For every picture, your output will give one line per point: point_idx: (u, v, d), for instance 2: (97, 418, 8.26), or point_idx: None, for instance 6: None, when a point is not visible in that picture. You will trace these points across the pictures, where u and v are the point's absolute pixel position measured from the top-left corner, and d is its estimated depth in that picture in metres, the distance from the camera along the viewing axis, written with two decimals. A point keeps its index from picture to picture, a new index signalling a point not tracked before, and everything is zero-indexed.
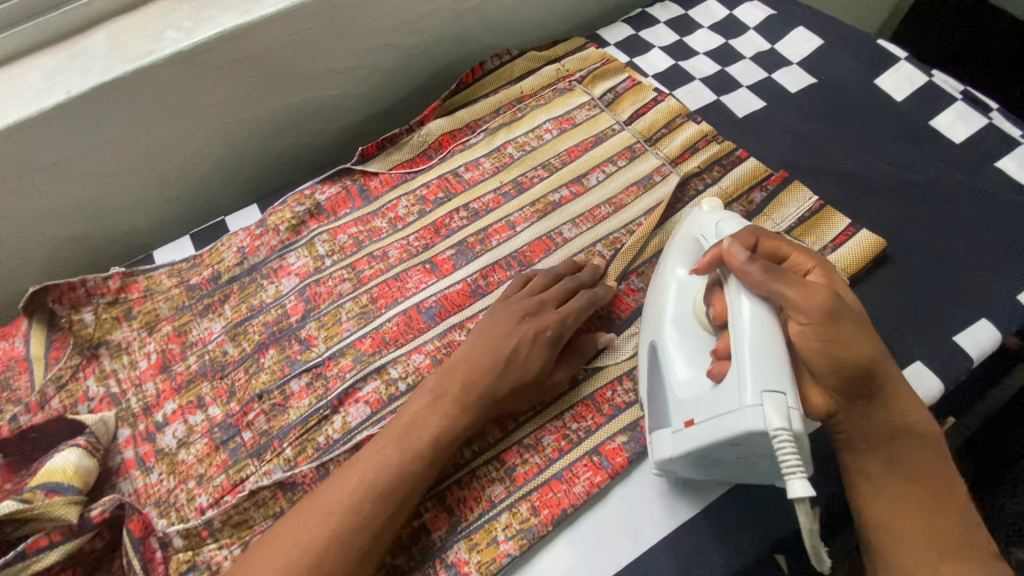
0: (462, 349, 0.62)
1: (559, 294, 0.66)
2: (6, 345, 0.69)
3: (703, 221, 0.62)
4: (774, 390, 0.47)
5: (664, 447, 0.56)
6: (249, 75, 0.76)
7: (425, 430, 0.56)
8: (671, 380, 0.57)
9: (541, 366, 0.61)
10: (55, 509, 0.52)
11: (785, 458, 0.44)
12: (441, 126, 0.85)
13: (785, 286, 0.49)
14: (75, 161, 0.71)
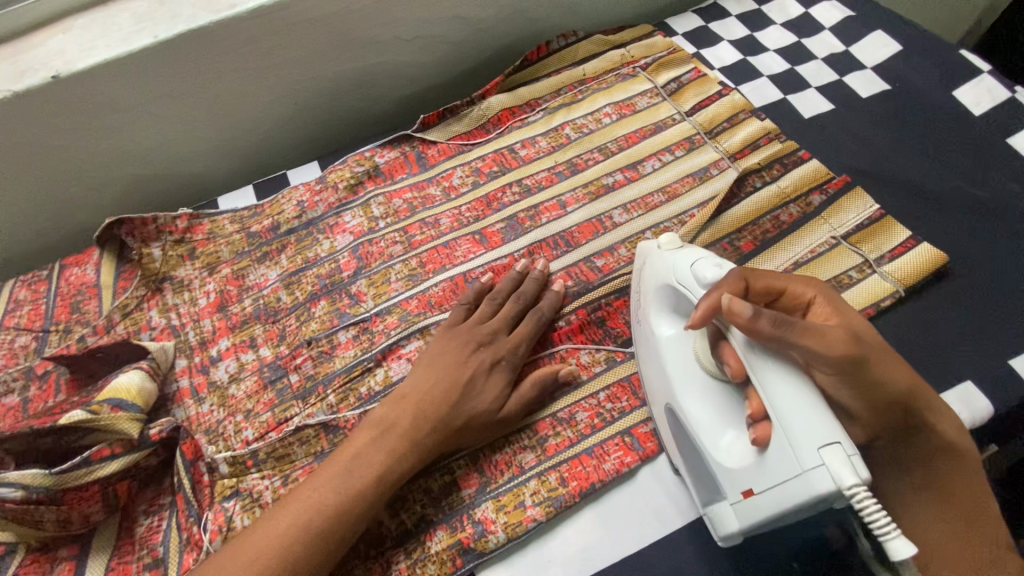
0: (408, 382, 0.61)
1: (507, 319, 0.66)
2: (79, 271, 0.75)
3: (676, 265, 0.58)
4: (831, 443, 0.43)
5: (726, 521, 0.51)
6: (323, 35, 0.78)
7: (368, 467, 0.55)
8: (710, 449, 0.52)
9: (498, 392, 0.61)
10: (119, 423, 0.56)
11: (875, 518, 0.40)
12: (502, 101, 0.86)
13: (802, 337, 0.45)
14: (155, 103, 0.75)
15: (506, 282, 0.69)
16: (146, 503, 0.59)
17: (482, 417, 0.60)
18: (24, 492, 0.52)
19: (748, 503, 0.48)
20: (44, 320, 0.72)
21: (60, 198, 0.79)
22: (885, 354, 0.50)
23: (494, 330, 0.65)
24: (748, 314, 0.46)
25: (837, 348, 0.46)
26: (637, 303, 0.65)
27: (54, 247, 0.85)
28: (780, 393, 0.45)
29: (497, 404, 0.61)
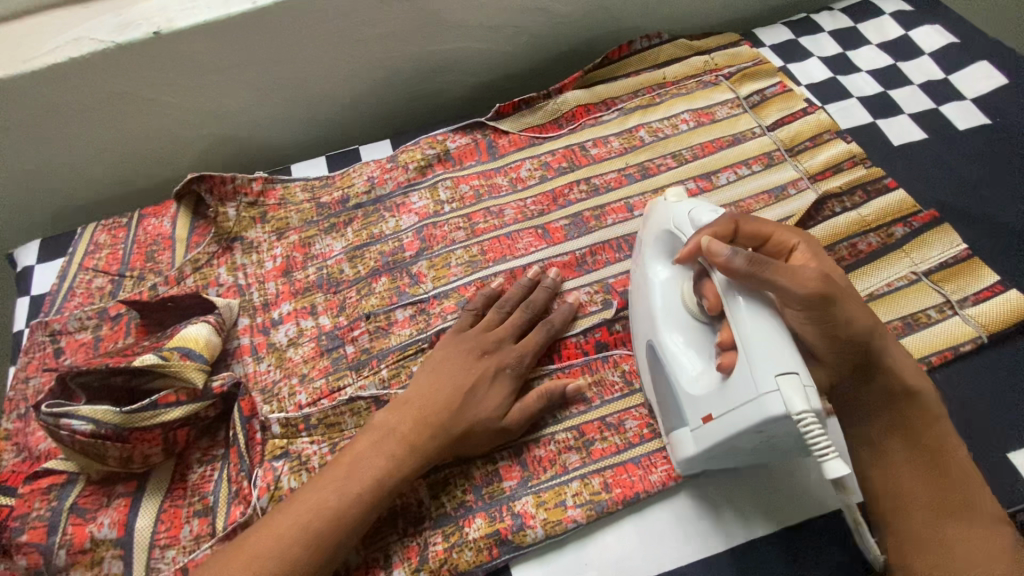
0: (414, 387, 0.60)
1: (515, 328, 0.65)
2: (156, 222, 0.78)
3: (674, 211, 0.61)
4: (789, 373, 0.46)
5: (685, 446, 0.55)
6: (411, 15, 0.78)
7: (368, 470, 0.54)
8: (679, 378, 0.56)
9: (501, 401, 0.60)
10: (188, 372, 0.58)
11: (815, 440, 0.44)
12: (578, 97, 0.85)
13: (776, 275, 0.48)
14: (244, 68, 0.77)
15: (517, 289, 0.68)
16: (200, 452, 0.61)
17: (484, 426, 0.59)
18: (94, 426, 0.54)
19: (706, 427, 0.52)
20: (120, 265, 0.75)
21: (145, 150, 0.83)
22: (849, 293, 0.53)
23: (501, 338, 0.64)
24: (724, 254, 0.50)
25: (809, 284, 0.49)
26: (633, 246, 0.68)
27: (135, 196, 0.89)
28: (749, 325, 0.48)
29: (500, 413, 0.60)
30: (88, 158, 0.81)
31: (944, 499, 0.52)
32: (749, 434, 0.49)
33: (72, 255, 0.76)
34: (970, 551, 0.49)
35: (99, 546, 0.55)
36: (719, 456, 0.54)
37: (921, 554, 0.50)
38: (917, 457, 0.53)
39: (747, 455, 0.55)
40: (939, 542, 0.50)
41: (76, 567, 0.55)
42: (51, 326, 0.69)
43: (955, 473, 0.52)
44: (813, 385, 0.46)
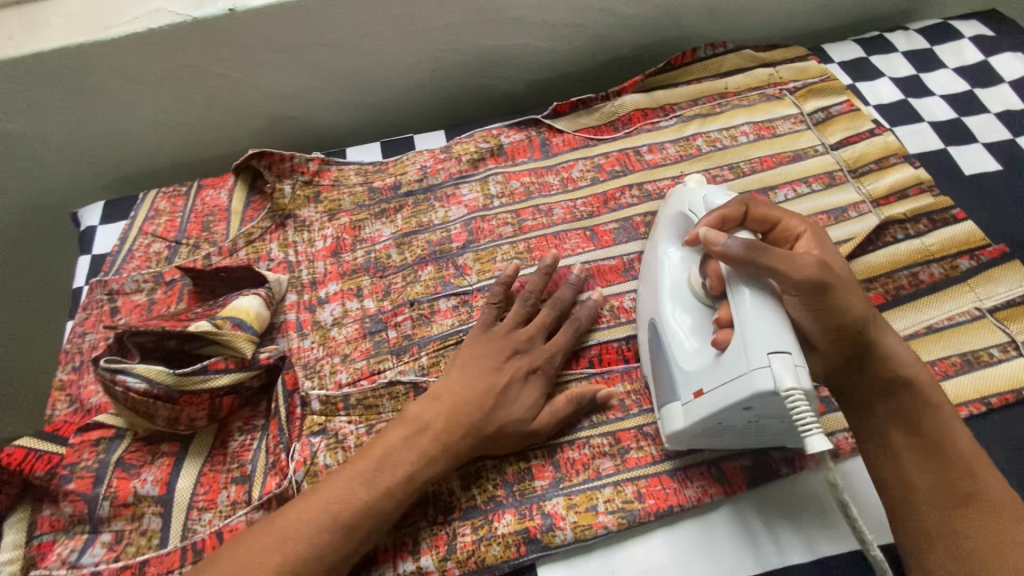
0: (445, 383, 0.60)
1: (544, 328, 0.64)
2: (214, 194, 0.80)
3: (691, 196, 0.63)
4: (781, 351, 0.47)
5: (674, 420, 0.56)
6: (477, 8, 0.79)
7: (399, 466, 0.54)
8: (678, 355, 0.57)
9: (533, 403, 0.60)
10: (238, 341, 0.60)
11: (801, 416, 0.46)
12: (636, 101, 0.84)
13: (773, 262, 0.49)
14: (310, 49, 0.78)
15: (541, 282, 0.66)
16: (242, 420, 0.63)
17: (516, 427, 0.58)
18: (147, 385, 0.56)
19: (697, 401, 0.53)
20: (177, 232, 0.77)
21: (208, 123, 0.85)
22: (844, 280, 0.53)
23: (530, 338, 0.63)
24: (722, 242, 0.50)
25: (802, 271, 0.49)
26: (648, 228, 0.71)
27: (193, 167, 0.92)
28: (746, 305, 0.49)
29: (531, 415, 0.59)
30: (154, 126, 0.84)
31: (953, 490, 0.50)
32: (738, 411, 0.50)
33: (133, 219, 0.78)
34: (987, 543, 0.47)
35: (141, 502, 0.57)
36: (707, 433, 0.55)
37: (935, 547, 0.49)
38: (921, 446, 0.52)
39: (734, 438, 0.56)
40: (954, 535, 0.48)
41: (117, 519, 0.57)
42: (110, 285, 0.71)
43: (961, 461, 0.51)
44: (804, 365, 0.47)
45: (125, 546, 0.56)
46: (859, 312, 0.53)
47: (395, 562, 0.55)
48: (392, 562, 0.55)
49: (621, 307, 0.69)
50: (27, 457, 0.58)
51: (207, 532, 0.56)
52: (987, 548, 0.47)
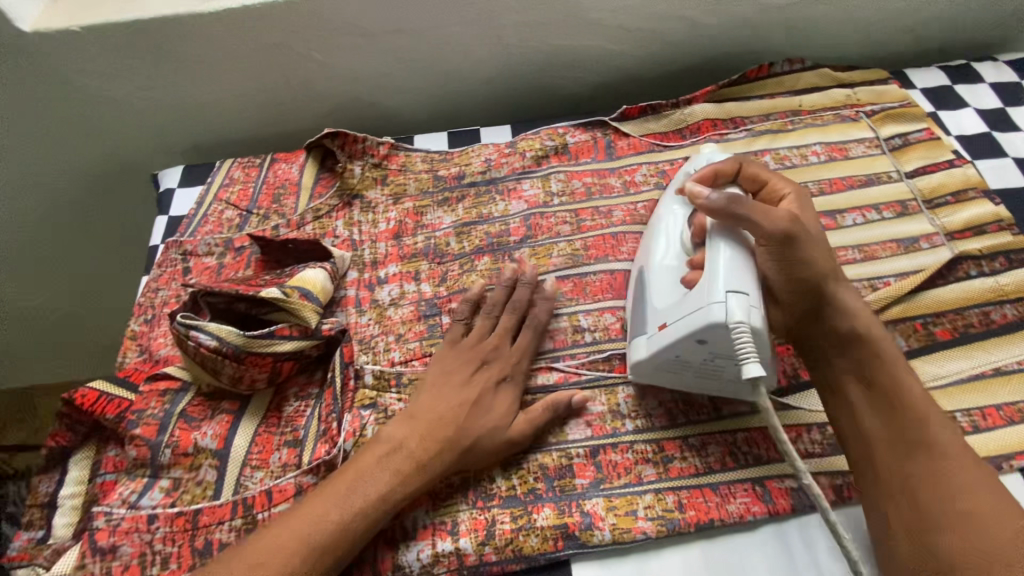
0: (417, 403, 0.61)
1: (507, 333, 0.66)
2: (286, 168, 0.83)
3: (696, 159, 0.67)
4: (738, 291, 0.53)
5: (638, 351, 0.62)
6: (556, 7, 0.80)
7: (374, 485, 0.54)
8: (652, 295, 0.62)
9: (507, 410, 0.61)
10: (305, 309, 0.62)
11: (743, 346, 0.52)
12: (706, 111, 0.84)
13: (750, 212, 0.56)
14: (389, 36, 0.80)
15: (497, 293, 0.68)
16: (298, 387, 0.66)
17: (491, 437, 0.59)
18: (218, 343, 0.59)
19: (659, 333, 0.59)
20: (249, 201, 0.80)
21: (285, 99, 0.88)
22: (813, 237, 0.59)
23: (496, 345, 0.65)
24: (707, 192, 0.57)
25: (776, 221, 0.56)
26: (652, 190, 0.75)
27: (266, 141, 0.95)
28: (719, 250, 0.55)
29: (506, 424, 0.60)
30: (235, 99, 0.88)
31: (906, 440, 0.52)
32: (692, 342, 0.56)
33: (210, 185, 0.82)
34: (938, 490, 0.49)
35: (200, 453, 0.60)
36: (666, 366, 0.60)
37: (891, 497, 0.51)
38: (877, 399, 0.55)
39: (691, 377, 0.60)
40: (909, 485, 0.51)
41: (176, 467, 0.60)
42: (184, 246, 0.75)
43: (915, 412, 0.53)
44: (758, 308, 0.53)
45: (181, 494, 0.59)
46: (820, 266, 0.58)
47: (433, 541, 0.56)
48: (430, 540, 0.56)
49: None
50: (99, 400, 0.61)
51: (258, 490, 0.59)
52: (937, 496, 0.49)
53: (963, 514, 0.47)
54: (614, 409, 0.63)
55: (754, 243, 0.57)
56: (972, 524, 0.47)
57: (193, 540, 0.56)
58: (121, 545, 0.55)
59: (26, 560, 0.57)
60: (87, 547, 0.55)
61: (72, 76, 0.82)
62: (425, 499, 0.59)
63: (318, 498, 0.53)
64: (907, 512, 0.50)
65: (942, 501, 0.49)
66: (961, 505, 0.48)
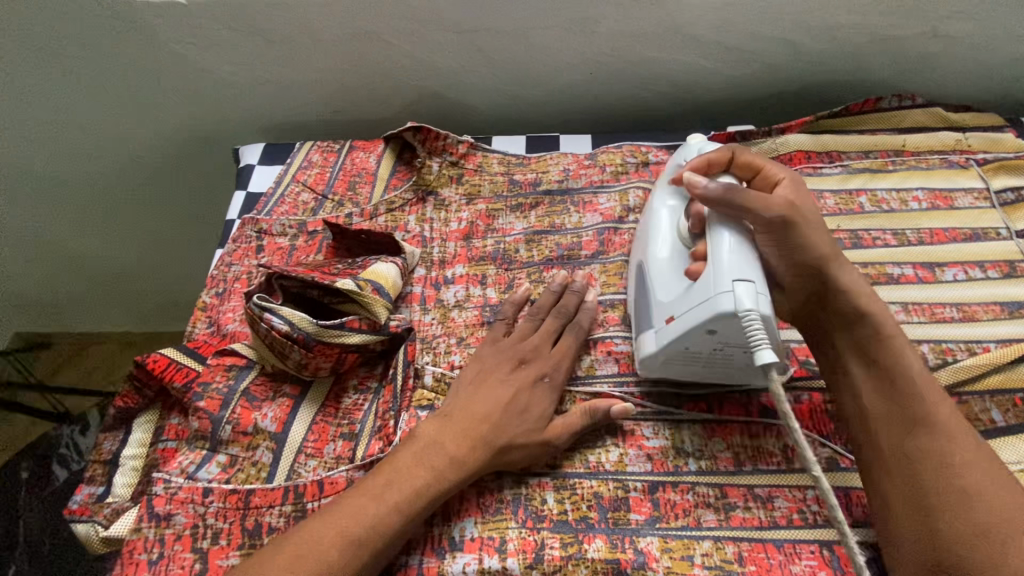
0: (454, 402, 0.60)
1: (550, 336, 0.64)
2: (363, 156, 0.83)
3: (687, 152, 0.64)
4: (744, 279, 0.51)
5: (646, 345, 0.60)
6: (653, 18, 0.77)
7: (409, 481, 0.54)
8: (657, 288, 0.60)
9: (544, 411, 0.59)
10: (377, 305, 0.63)
11: (754, 334, 0.49)
12: (801, 142, 0.80)
13: (742, 200, 0.53)
14: (481, 33, 0.79)
15: (546, 296, 0.67)
16: (357, 379, 0.66)
17: (527, 438, 0.57)
18: (289, 328, 0.59)
19: (666, 327, 0.57)
20: (325, 186, 0.81)
21: (368, 87, 0.88)
22: (811, 220, 0.56)
23: (535, 343, 0.64)
24: (703, 183, 0.54)
25: (771, 208, 0.54)
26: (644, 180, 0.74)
27: (343, 126, 0.96)
28: (721, 240, 0.53)
29: (544, 423, 0.59)
30: (319, 83, 0.88)
31: (905, 419, 0.50)
32: (702, 334, 0.53)
33: (289, 165, 0.83)
34: (933, 468, 0.48)
35: (258, 434, 0.61)
36: (675, 361, 0.58)
37: (887, 475, 0.50)
38: (878, 378, 0.53)
39: (703, 367, 0.59)
40: (905, 460, 0.49)
41: (234, 444, 0.60)
42: (260, 224, 0.76)
43: (914, 391, 0.51)
44: (767, 296, 0.50)
45: (236, 471, 0.59)
46: (819, 247, 0.56)
47: (480, 556, 0.54)
48: (477, 555, 0.54)
49: None
50: (169, 367, 0.63)
51: (310, 479, 0.59)
52: (930, 474, 0.48)
53: (956, 494, 0.46)
54: (678, 446, 0.60)
55: (754, 232, 0.55)
56: (972, 504, 0.45)
57: (244, 519, 0.57)
58: (177, 514, 0.56)
59: (87, 516, 0.58)
60: (145, 512, 0.56)
61: (172, 46, 0.85)
62: (473, 509, 0.57)
63: (366, 489, 0.53)
64: (900, 489, 0.49)
65: (935, 480, 0.47)
66: (960, 484, 0.46)
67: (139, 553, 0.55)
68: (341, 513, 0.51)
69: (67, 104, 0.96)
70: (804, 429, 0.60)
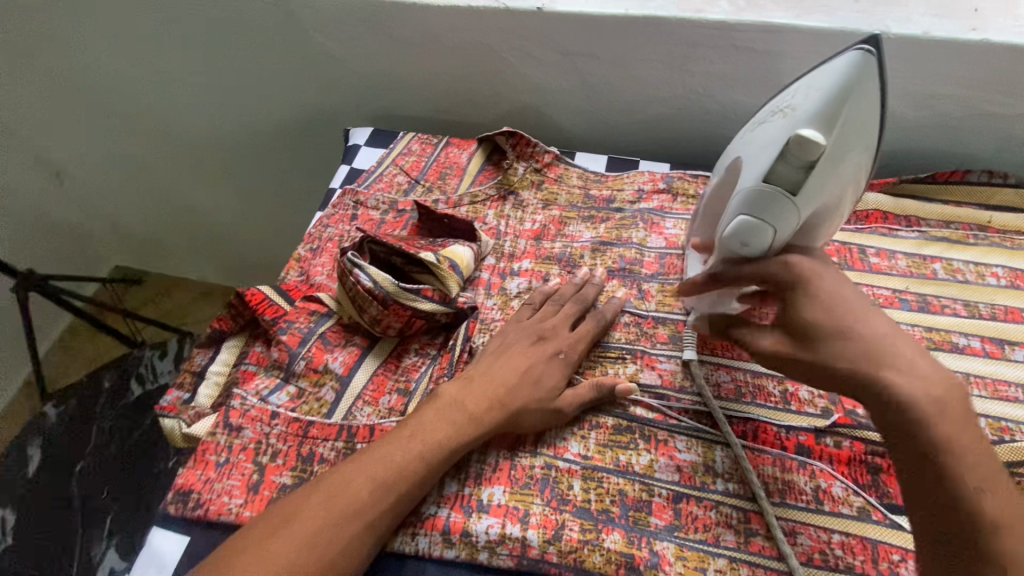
0: (477, 369, 0.65)
1: (568, 320, 0.69)
2: (457, 152, 0.92)
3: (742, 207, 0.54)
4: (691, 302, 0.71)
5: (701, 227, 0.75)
6: (750, 64, 0.81)
7: (432, 434, 0.59)
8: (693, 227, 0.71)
9: (556, 383, 0.64)
10: (449, 279, 0.71)
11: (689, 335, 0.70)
12: (879, 202, 0.81)
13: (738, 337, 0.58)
14: (584, 58, 0.86)
15: (568, 286, 0.72)
16: (419, 344, 0.72)
17: (538, 405, 0.62)
18: (373, 285, 0.67)
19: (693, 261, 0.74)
20: (419, 173, 0.89)
21: (472, 91, 0.97)
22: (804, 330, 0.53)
23: (554, 320, 0.69)
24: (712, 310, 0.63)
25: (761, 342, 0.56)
26: (809, 90, 0.50)
27: (442, 125, 1.05)
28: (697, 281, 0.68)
29: (555, 394, 0.63)
30: (429, 83, 0.98)
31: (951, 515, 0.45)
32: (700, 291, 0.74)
33: (391, 150, 0.92)
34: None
35: (327, 373, 0.67)
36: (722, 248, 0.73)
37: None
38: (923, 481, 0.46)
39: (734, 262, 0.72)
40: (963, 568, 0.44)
41: (304, 378, 0.67)
42: (358, 196, 0.85)
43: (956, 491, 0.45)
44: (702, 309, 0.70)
45: (302, 403, 0.66)
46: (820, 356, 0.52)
47: (503, 522, 0.58)
48: (500, 520, 0.58)
49: (794, 395, 0.66)
50: (263, 302, 0.71)
51: (363, 422, 0.64)
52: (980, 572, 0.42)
53: None
54: (708, 464, 0.62)
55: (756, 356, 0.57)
56: None
57: (301, 445, 0.63)
58: (245, 428, 0.63)
59: (174, 413, 0.66)
60: (221, 420, 0.64)
61: (313, 35, 0.97)
62: (503, 479, 0.61)
63: (419, 428, 0.59)
64: None
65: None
66: None
67: (210, 453, 0.62)
68: (380, 454, 0.57)
69: (215, 72, 1.12)
70: (836, 474, 0.60)
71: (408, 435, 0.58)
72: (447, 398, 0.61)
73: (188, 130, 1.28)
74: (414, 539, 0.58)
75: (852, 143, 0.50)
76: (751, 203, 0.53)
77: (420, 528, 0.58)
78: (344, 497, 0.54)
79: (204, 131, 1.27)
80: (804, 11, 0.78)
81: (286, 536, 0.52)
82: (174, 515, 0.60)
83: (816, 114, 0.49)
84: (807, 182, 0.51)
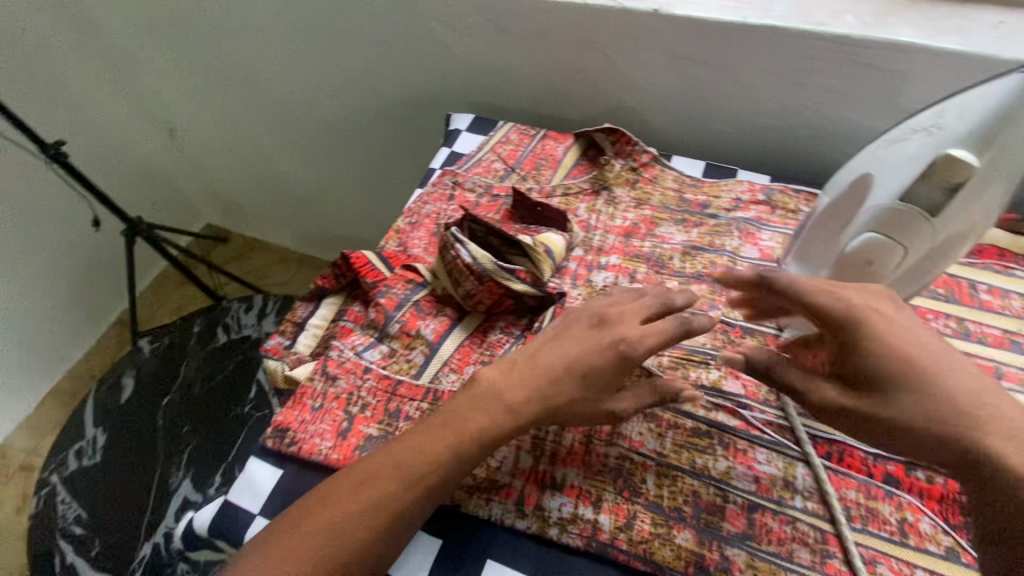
0: (526, 355, 0.62)
1: (645, 310, 0.62)
2: (553, 145, 0.93)
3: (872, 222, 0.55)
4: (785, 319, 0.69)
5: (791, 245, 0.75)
6: (869, 82, 0.79)
7: (464, 424, 0.57)
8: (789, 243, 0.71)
9: (611, 380, 0.59)
10: (543, 263, 0.73)
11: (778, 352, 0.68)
12: (995, 238, 0.77)
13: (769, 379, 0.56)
14: (693, 63, 0.86)
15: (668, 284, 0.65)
16: (504, 323, 0.74)
17: (580, 403, 0.59)
18: (472, 261, 0.70)
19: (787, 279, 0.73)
20: (515, 161, 0.92)
21: (573, 87, 0.98)
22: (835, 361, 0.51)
23: (609, 310, 0.64)
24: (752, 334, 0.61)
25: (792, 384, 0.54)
26: (960, 112, 0.51)
27: (537, 118, 1.07)
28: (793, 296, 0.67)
29: (604, 395, 0.59)
30: (531, 76, 1.00)
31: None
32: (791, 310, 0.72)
33: (491, 138, 0.96)
34: None
35: (418, 338, 0.71)
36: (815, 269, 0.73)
37: None
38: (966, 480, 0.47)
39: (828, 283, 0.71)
40: None
41: (396, 340, 0.71)
42: (457, 177, 0.89)
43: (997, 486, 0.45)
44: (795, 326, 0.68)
45: (393, 362, 0.70)
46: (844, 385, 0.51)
47: (576, 502, 0.59)
48: (573, 500, 0.59)
49: None
50: (365, 265, 0.75)
51: (448, 388, 0.67)
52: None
53: None
54: (788, 480, 0.61)
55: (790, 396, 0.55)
56: None
57: (389, 402, 0.67)
58: (340, 378, 0.68)
59: (278, 356, 0.72)
60: (320, 367, 0.69)
61: (426, 21, 1.01)
62: (577, 462, 0.62)
63: (444, 424, 0.58)
64: None
65: None
66: None
67: (307, 397, 0.67)
68: (416, 441, 0.57)
69: (327, 51, 1.18)
70: (927, 511, 0.58)
71: (437, 428, 0.58)
72: (482, 391, 0.60)
73: (293, 102, 1.36)
74: (489, 505, 0.60)
75: (1000, 172, 0.51)
76: (884, 219, 0.54)
77: (495, 496, 0.61)
78: (377, 481, 0.55)
79: (308, 105, 1.35)
80: (936, 32, 0.75)
81: (329, 515, 0.53)
82: (270, 448, 0.65)
83: (970, 135, 0.50)
84: (948, 203, 0.51)
